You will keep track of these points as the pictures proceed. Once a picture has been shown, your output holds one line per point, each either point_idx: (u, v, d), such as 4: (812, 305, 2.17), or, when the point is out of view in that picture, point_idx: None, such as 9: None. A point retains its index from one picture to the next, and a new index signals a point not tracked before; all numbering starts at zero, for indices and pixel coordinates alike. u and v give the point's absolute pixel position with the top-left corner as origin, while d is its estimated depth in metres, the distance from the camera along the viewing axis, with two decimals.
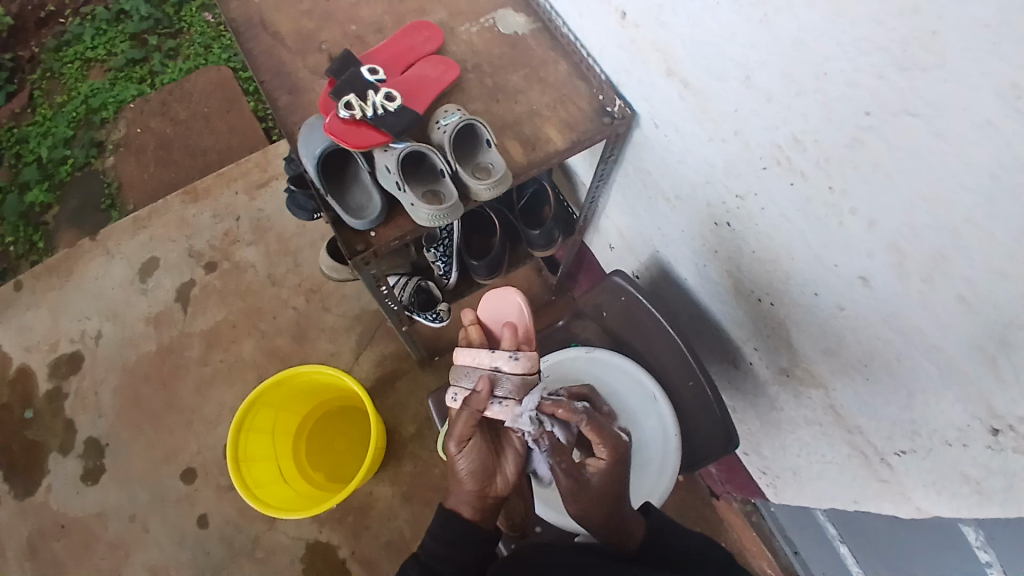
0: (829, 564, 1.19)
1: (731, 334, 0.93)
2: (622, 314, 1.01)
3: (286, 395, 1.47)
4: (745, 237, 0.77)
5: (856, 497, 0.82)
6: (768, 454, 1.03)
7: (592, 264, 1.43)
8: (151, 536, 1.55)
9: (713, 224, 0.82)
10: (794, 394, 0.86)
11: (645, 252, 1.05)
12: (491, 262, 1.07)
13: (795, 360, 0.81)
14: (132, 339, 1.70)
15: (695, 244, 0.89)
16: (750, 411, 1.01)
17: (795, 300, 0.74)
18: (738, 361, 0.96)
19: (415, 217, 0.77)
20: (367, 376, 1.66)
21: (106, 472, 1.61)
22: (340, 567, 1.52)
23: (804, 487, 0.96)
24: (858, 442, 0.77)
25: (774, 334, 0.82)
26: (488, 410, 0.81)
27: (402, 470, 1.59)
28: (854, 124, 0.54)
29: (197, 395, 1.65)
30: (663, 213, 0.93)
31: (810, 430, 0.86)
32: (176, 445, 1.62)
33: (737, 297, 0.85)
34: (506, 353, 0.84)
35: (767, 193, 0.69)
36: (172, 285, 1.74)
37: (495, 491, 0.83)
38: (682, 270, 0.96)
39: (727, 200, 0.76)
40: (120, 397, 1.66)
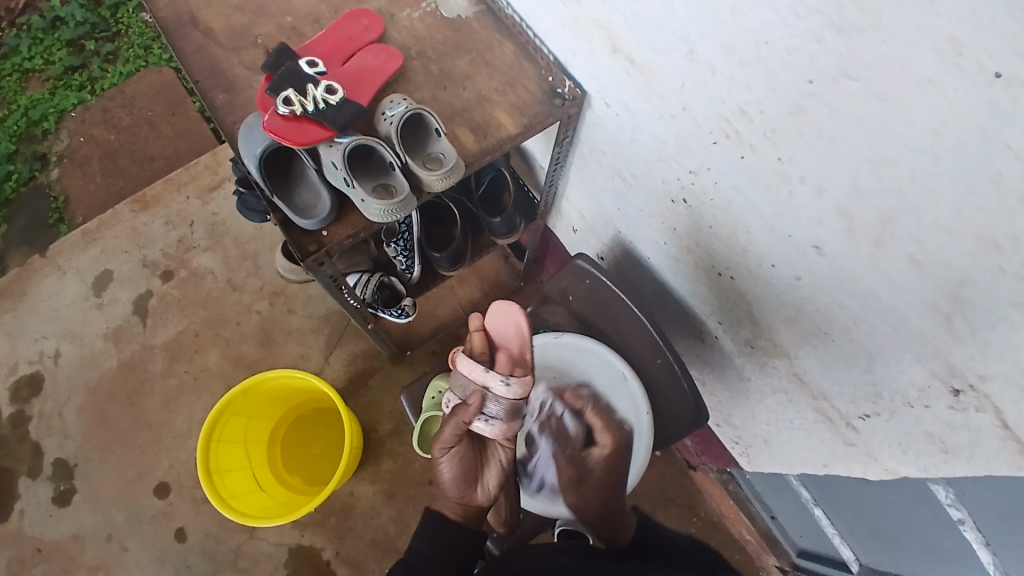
0: (806, 525, 1.21)
1: (695, 310, 0.93)
2: (588, 297, 1.00)
3: (255, 402, 1.43)
4: (699, 212, 0.76)
5: (825, 460, 0.83)
6: (739, 423, 1.04)
7: (557, 248, 1.42)
8: (130, 556, 1.52)
9: (668, 201, 0.81)
10: (759, 364, 0.86)
11: (606, 232, 1.04)
12: (453, 253, 1.05)
13: (758, 332, 0.81)
14: (94, 357, 1.64)
15: (654, 222, 0.88)
16: (718, 382, 1.01)
17: (755, 273, 0.74)
18: (704, 336, 0.96)
19: (368, 215, 0.75)
20: (339, 376, 1.63)
21: (78, 495, 1.56)
22: (326, 570, 1.51)
23: (775, 453, 0.98)
24: (824, 408, 0.77)
25: (737, 309, 0.82)
26: (476, 428, 0.80)
27: (382, 468, 1.58)
28: (796, 93, 0.54)
29: (165, 410, 1.61)
30: (620, 193, 0.92)
31: (776, 398, 0.87)
32: (147, 462, 1.58)
33: (698, 272, 0.85)
34: (499, 376, 0.79)
35: (719, 167, 0.68)
36: (128, 298, 1.68)
37: (476, 501, 0.83)
38: (644, 248, 0.96)
39: (678, 176, 0.76)
40: (86, 417, 1.61)
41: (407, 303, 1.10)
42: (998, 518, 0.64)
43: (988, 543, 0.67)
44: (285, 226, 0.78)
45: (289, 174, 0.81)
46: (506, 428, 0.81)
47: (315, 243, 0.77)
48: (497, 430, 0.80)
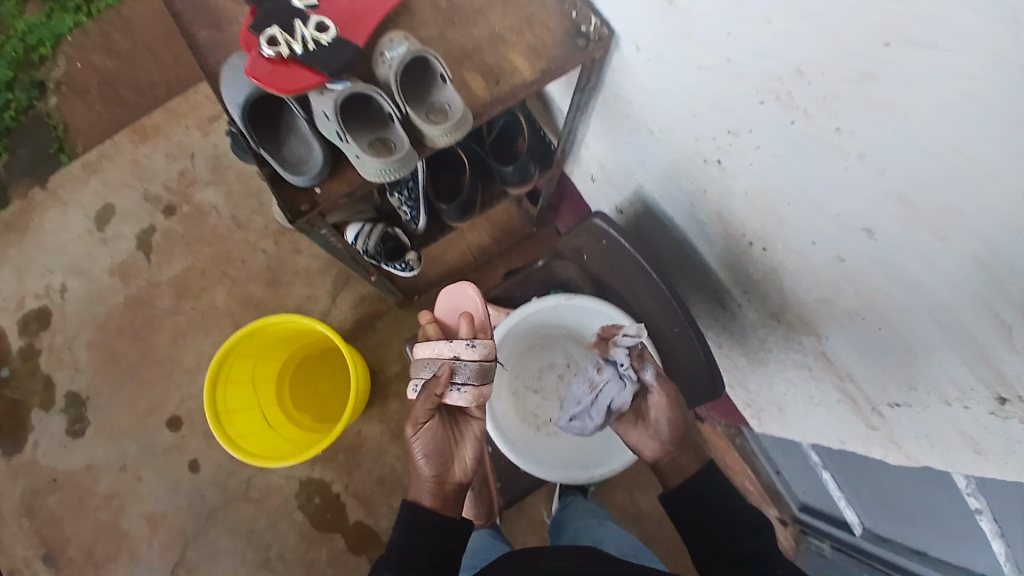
0: (810, 484, 1.21)
1: (718, 276, 0.87)
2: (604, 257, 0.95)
3: (260, 344, 1.41)
4: (734, 179, 0.69)
5: (842, 436, 0.80)
6: (754, 388, 1.00)
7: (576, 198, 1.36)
8: (144, 486, 1.63)
9: (699, 162, 0.73)
10: (784, 338, 0.81)
11: (628, 186, 0.96)
12: (461, 204, 0.99)
13: (787, 306, 0.76)
14: (101, 293, 1.66)
15: (681, 182, 0.80)
16: (736, 349, 0.96)
17: (791, 247, 0.67)
18: (725, 303, 0.91)
19: (365, 175, 0.69)
20: (346, 318, 1.62)
21: (92, 426, 1.64)
22: (335, 503, 1.63)
23: (789, 422, 0.94)
24: (850, 390, 0.73)
25: (769, 281, 0.76)
26: (448, 398, 0.79)
27: (390, 408, 1.62)
28: (863, 60, 0.46)
29: (174, 347, 1.65)
30: (646, 146, 0.84)
31: (798, 372, 0.82)
32: (158, 397, 1.65)
33: (727, 239, 0.78)
34: (463, 341, 0.79)
35: (762, 131, 0.60)
36: (132, 233, 1.67)
37: (453, 478, 0.82)
38: (667, 207, 0.88)
39: (714, 137, 0.68)
40: (96, 352, 1.65)
41: (412, 258, 1.07)
42: (1020, 511, 0.62)
43: (1003, 534, 0.66)
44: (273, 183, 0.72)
45: (276, 123, 0.75)
46: (481, 394, 0.80)
47: (308, 202, 0.72)
48: (471, 398, 0.79)
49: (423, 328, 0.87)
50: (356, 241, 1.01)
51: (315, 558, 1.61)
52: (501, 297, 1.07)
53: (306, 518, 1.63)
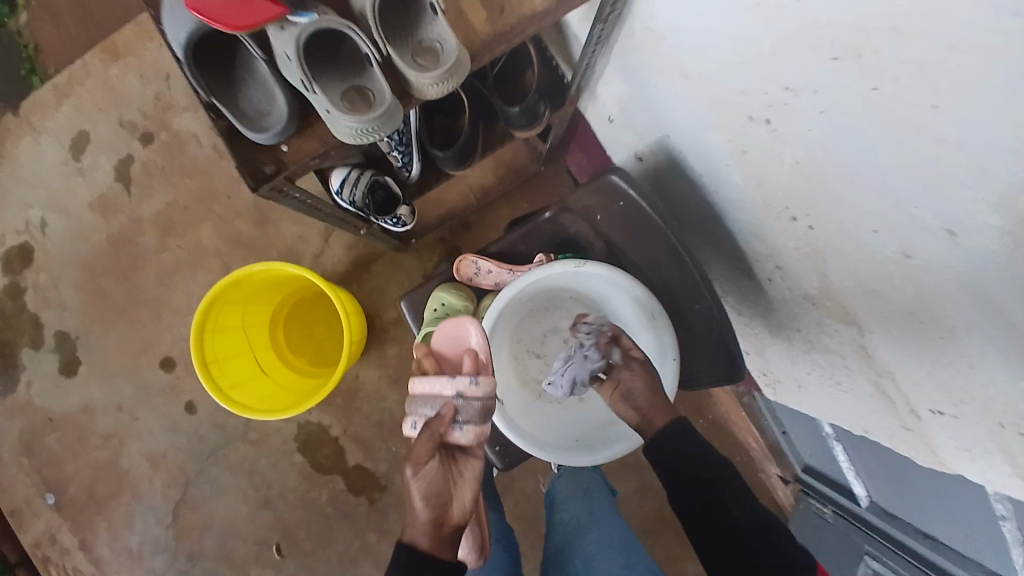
0: (817, 448, 1.19)
1: (746, 244, 0.78)
2: (622, 221, 0.93)
3: (248, 291, 1.33)
4: (783, 145, 0.57)
5: (866, 426, 0.73)
6: (773, 358, 0.92)
7: (591, 139, 1.30)
8: (142, 426, 1.61)
9: (743, 120, 0.61)
10: (818, 322, 0.72)
11: (653, 136, 0.84)
12: (459, 152, 0.94)
13: (827, 290, 0.66)
14: (82, 229, 1.58)
15: (715, 139, 0.68)
16: (758, 320, 0.88)
17: (843, 231, 0.57)
18: (752, 274, 0.81)
19: (337, 133, 0.68)
20: (339, 260, 1.54)
21: (85, 366, 1.60)
22: (334, 445, 1.60)
23: (806, 400, 0.88)
24: (885, 385, 0.65)
25: (809, 262, 0.66)
26: (452, 437, 0.75)
27: (387, 353, 1.56)
28: (985, 27, 0.34)
29: (162, 286, 1.58)
30: (677, 92, 0.71)
31: (828, 357, 0.74)
32: (149, 337, 1.60)
33: (763, 209, 0.68)
34: (467, 377, 0.76)
35: (831, 93, 0.48)
36: (109, 165, 1.56)
37: (452, 520, 0.73)
38: (694, 164, 0.77)
39: (765, 92, 0.56)
40: (82, 291, 1.59)
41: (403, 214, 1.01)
42: None
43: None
44: (233, 143, 0.70)
45: (230, 67, 0.72)
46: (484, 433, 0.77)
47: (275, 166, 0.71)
48: (473, 436, 0.76)
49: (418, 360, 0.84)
50: (343, 189, 0.94)
51: (315, 498, 1.62)
52: (504, 251, 0.99)
53: (304, 459, 1.61)
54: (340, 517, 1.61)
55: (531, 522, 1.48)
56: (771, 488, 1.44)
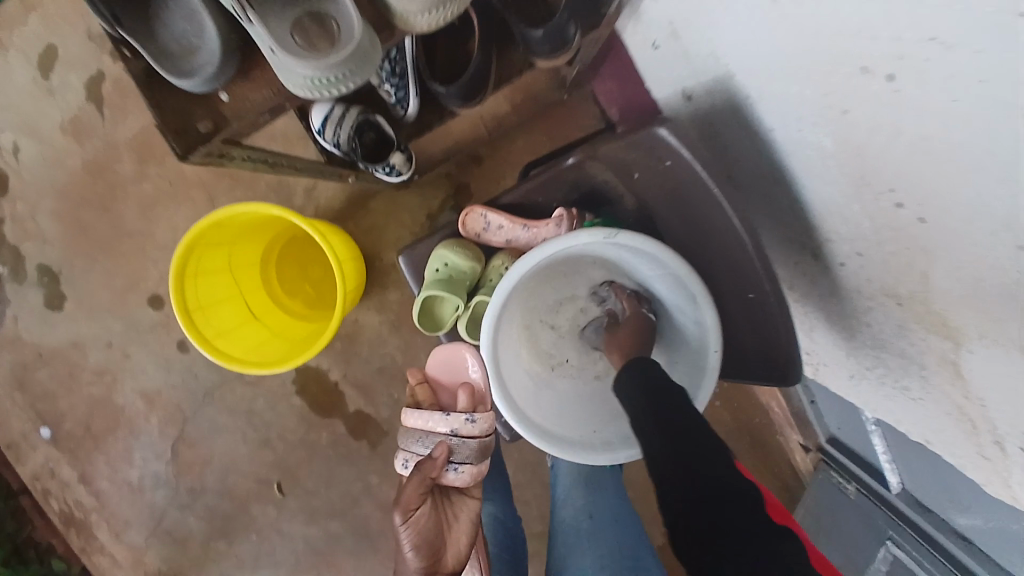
0: (848, 423, 1.11)
1: (819, 226, 0.68)
2: (667, 181, 0.79)
3: (231, 232, 1.20)
4: (911, 113, 0.45)
5: (928, 437, 0.69)
6: (822, 342, 0.86)
7: (628, 66, 1.11)
8: (134, 363, 1.50)
9: (851, 70, 0.48)
10: (895, 323, 0.64)
11: (717, 72, 0.67)
12: (459, 87, 0.87)
13: (918, 296, 0.57)
14: (56, 155, 1.43)
15: (803, 91, 0.55)
16: (815, 302, 0.81)
17: (969, 232, 0.46)
18: (822, 256, 0.71)
19: (288, 85, 0.63)
20: (335, 195, 1.39)
21: (71, 301, 1.49)
22: (333, 390, 1.50)
23: (856, 390, 0.82)
24: (965, 407, 0.58)
25: (911, 259, 0.55)
26: (446, 477, 0.82)
27: (389, 298, 1.45)
28: None
29: (144, 218, 1.45)
30: (751, 25, 0.56)
31: (896, 361, 0.67)
32: (135, 273, 1.47)
33: (860, 184, 0.56)
34: (462, 416, 0.86)
35: (1000, 65, 0.36)
36: (80, 81, 1.39)
37: (446, 566, 0.76)
38: (768, 117, 0.63)
39: (894, 42, 0.42)
40: (62, 222, 1.46)
41: (394, 161, 1.02)
42: None
43: None
44: (154, 87, 0.69)
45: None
46: (477, 471, 0.85)
47: (210, 124, 0.70)
48: (468, 476, 0.83)
49: (411, 387, 0.95)
50: (325, 128, 0.98)
51: (314, 441, 1.52)
52: (517, 204, 0.88)
53: (304, 402, 1.51)
54: (341, 460, 1.52)
55: (534, 475, 1.42)
56: (788, 453, 1.37)
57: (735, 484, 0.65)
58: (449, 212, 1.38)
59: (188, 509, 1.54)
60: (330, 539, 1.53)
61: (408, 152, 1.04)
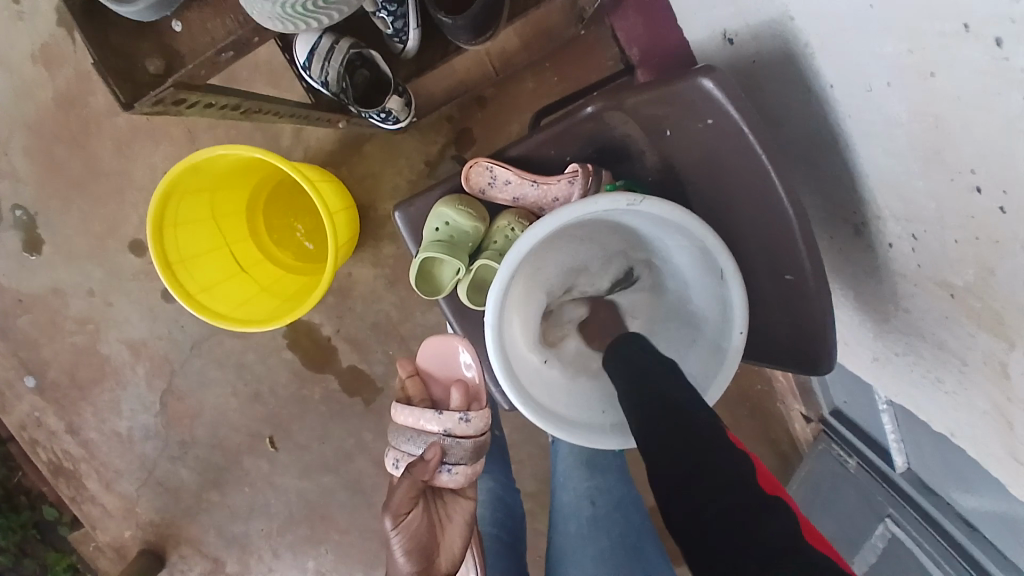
0: (857, 397, 1.06)
1: (868, 195, 0.60)
2: (700, 138, 0.70)
3: (211, 179, 1.11)
4: (1015, 88, 0.36)
5: (953, 429, 0.62)
6: (848, 319, 0.79)
7: (664, 5, 1.01)
8: (119, 312, 1.43)
9: (949, 26, 0.39)
10: (939, 312, 0.57)
11: (774, 14, 0.59)
12: (466, 26, 0.80)
13: (977, 289, 0.50)
14: (25, 85, 1.32)
15: (883, 45, 0.46)
16: (847, 276, 0.74)
17: None
18: (867, 231, 0.64)
19: (255, 14, 0.65)
20: (327, 139, 1.30)
21: (49, 246, 1.40)
22: (326, 345, 1.44)
23: (878, 373, 0.76)
24: (1006, 408, 0.52)
25: (979, 250, 0.47)
26: (439, 478, 0.83)
27: (383, 252, 1.37)
28: None
29: (122, 158, 1.35)
30: None
31: (932, 350, 0.61)
32: (115, 216, 1.38)
33: (932, 159, 0.48)
34: (456, 416, 0.85)
35: None
36: (50, 5, 1.28)
37: (440, 568, 0.76)
38: (832, 70, 0.55)
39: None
40: (34, 160, 1.36)
41: (391, 105, 0.94)
42: None
43: None
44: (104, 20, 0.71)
45: None
46: (470, 471, 0.86)
47: (162, 64, 0.72)
48: (461, 477, 0.84)
49: (402, 381, 0.92)
50: (312, 65, 0.87)
51: (307, 397, 1.47)
52: (525, 157, 0.80)
53: (296, 356, 1.45)
54: (334, 416, 1.47)
55: (531, 438, 1.39)
56: (788, 421, 1.33)
57: (720, 461, 0.58)
58: (449, 161, 1.28)
59: (179, 461, 1.50)
60: (324, 493, 1.50)
61: (406, 96, 0.96)
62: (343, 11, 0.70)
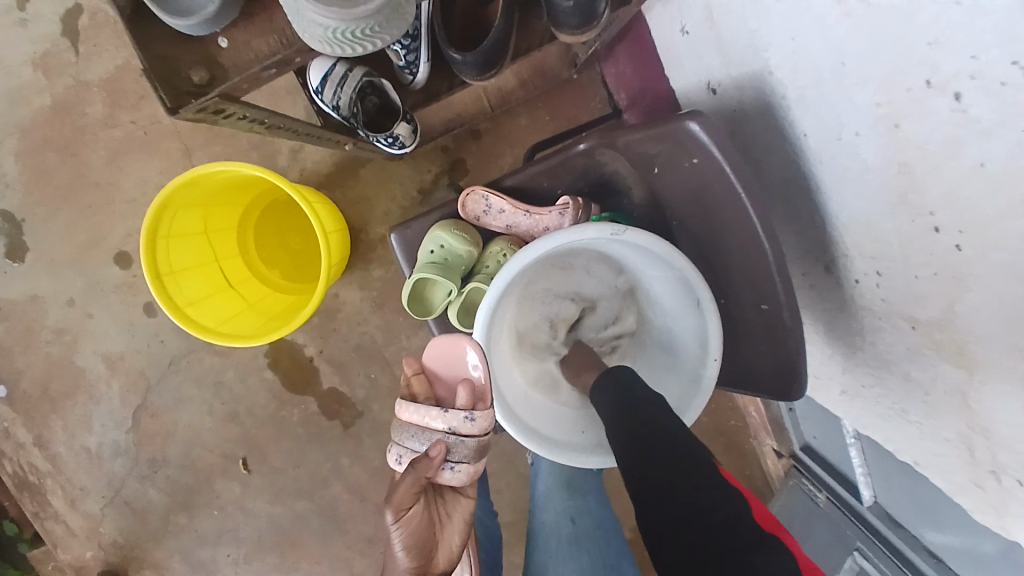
0: (827, 433, 1.09)
1: (838, 235, 0.65)
2: (683, 177, 0.75)
3: (205, 193, 1.12)
4: (972, 137, 0.42)
5: (917, 458, 0.66)
6: (818, 354, 0.83)
7: (647, 51, 1.07)
8: (97, 324, 1.42)
9: (915, 84, 0.45)
10: (907, 345, 0.61)
11: (754, 68, 0.65)
12: (480, 59, 0.85)
13: (939, 320, 0.54)
14: (22, 90, 1.34)
15: (857, 100, 0.51)
16: (818, 312, 0.78)
17: (1009, 266, 0.43)
18: (836, 269, 0.69)
19: (307, 37, 0.66)
20: (322, 162, 1.33)
21: (32, 253, 1.39)
22: (308, 367, 1.44)
23: (844, 405, 0.80)
24: (970, 438, 0.55)
25: (939, 284, 0.52)
26: (442, 478, 0.72)
27: (372, 275, 1.39)
28: None
29: (114, 169, 1.36)
30: (809, 18, 0.52)
31: (899, 381, 0.64)
32: (102, 227, 1.39)
33: (897, 204, 0.53)
34: (462, 415, 0.72)
35: None
36: (54, 14, 1.31)
37: (437, 568, 0.71)
38: (807, 119, 0.60)
39: (970, 58, 0.39)
40: (24, 165, 1.37)
41: (398, 131, 0.98)
42: None
43: None
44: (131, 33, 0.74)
45: None
46: (474, 470, 0.75)
47: (205, 75, 0.75)
48: (464, 476, 0.74)
49: (405, 377, 0.79)
50: (324, 89, 0.91)
51: (285, 418, 1.46)
52: (519, 187, 0.84)
53: (276, 377, 1.45)
54: (311, 439, 1.47)
55: (509, 466, 1.39)
56: (761, 457, 1.36)
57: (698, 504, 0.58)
58: (442, 189, 1.32)
59: (148, 481, 1.47)
60: (296, 520, 1.48)
61: (413, 123, 1.00)
62: (392, 35, 0.70)
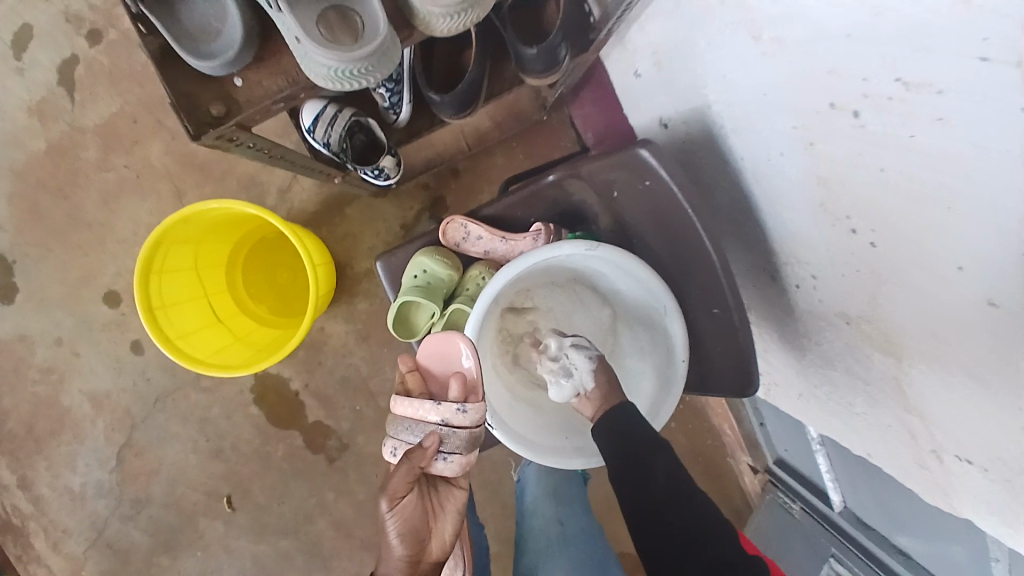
0: (796, 445, 1.15)
1: (778, 247, 0.73)
2: (643, 201, 0.83)
3: (196, 230, 1.18)
4: (872, 147, 0.49)
5: (869, 450, 0.72)
6: (776, 363, 0.90)
7: (610, 93, 1.17)
8: (84, 363, 1.44)
9: (822, 107, 0.53)
10: (847, 342, 0.67)
11: (697, 102, 0.73)
12: (456, 99, 0.93)
13: (869, 313, 0.61)
14: (17, 136, 1.39)
15: (779, 125, 0.59)
16: (772, 323, 0.85)
17: (917, 256, 0.50)
18: (780, 278, 0.76)
19: (312, 74, 0.73)
20: (309, 200, 1.40)
21: (21, 293, 1.42)
22: (294, 400, 1.47)
23: (803, 408, 0.86)
24: (909, 421, 0.61)
25: (863, 280, 0.59)
26: (435, 467, 0.77)
27: (357, 308, 1.44)
28: None
29: (106, 210, 1.42)
30: (735, 58, 0.60)
31: (845, 378, 0.71)
32: (92, 267, 1.43)
33: (821, 212, 0.60)
34: (454, 405, 0.76)
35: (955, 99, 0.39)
36: (51, 64, 1.38)
37: (429, 557, 0.76)
38: (743, 144, 0.68)
39: (863, 80, 0.47)
40: (16, 207, 1.41)
41: (384, 165, 1.06)
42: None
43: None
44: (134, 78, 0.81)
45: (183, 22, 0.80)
46: (466, 461, 0.78)
47: (222, 108, 0.80)
48: (457, 466, 0.77)
49: (402, 375, 0.84)
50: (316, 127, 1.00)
51: (271, 453, 1.48)
52: (495, 217, 0.91)
53: (262, 412, 1.47)
54: (297, 474, 1.48)
55: (493, 492, 1.42)
56: (737, 475, 1.41)
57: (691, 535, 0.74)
58: (424, 224, 1.39)
59: (131, 521, 1.47)
60: (281, 556, 1.48)
61: (398, 156, 1.08)
62: (386, 71, 0.77)
